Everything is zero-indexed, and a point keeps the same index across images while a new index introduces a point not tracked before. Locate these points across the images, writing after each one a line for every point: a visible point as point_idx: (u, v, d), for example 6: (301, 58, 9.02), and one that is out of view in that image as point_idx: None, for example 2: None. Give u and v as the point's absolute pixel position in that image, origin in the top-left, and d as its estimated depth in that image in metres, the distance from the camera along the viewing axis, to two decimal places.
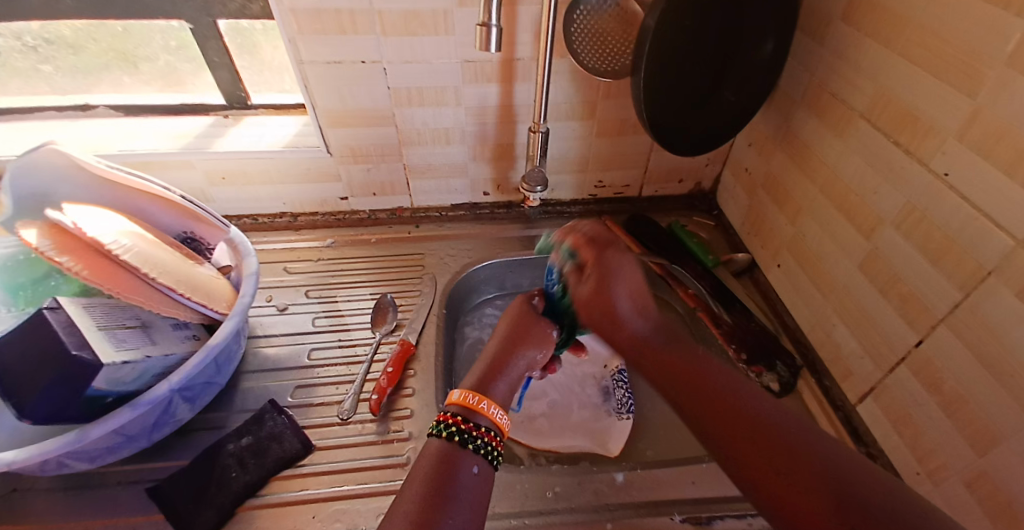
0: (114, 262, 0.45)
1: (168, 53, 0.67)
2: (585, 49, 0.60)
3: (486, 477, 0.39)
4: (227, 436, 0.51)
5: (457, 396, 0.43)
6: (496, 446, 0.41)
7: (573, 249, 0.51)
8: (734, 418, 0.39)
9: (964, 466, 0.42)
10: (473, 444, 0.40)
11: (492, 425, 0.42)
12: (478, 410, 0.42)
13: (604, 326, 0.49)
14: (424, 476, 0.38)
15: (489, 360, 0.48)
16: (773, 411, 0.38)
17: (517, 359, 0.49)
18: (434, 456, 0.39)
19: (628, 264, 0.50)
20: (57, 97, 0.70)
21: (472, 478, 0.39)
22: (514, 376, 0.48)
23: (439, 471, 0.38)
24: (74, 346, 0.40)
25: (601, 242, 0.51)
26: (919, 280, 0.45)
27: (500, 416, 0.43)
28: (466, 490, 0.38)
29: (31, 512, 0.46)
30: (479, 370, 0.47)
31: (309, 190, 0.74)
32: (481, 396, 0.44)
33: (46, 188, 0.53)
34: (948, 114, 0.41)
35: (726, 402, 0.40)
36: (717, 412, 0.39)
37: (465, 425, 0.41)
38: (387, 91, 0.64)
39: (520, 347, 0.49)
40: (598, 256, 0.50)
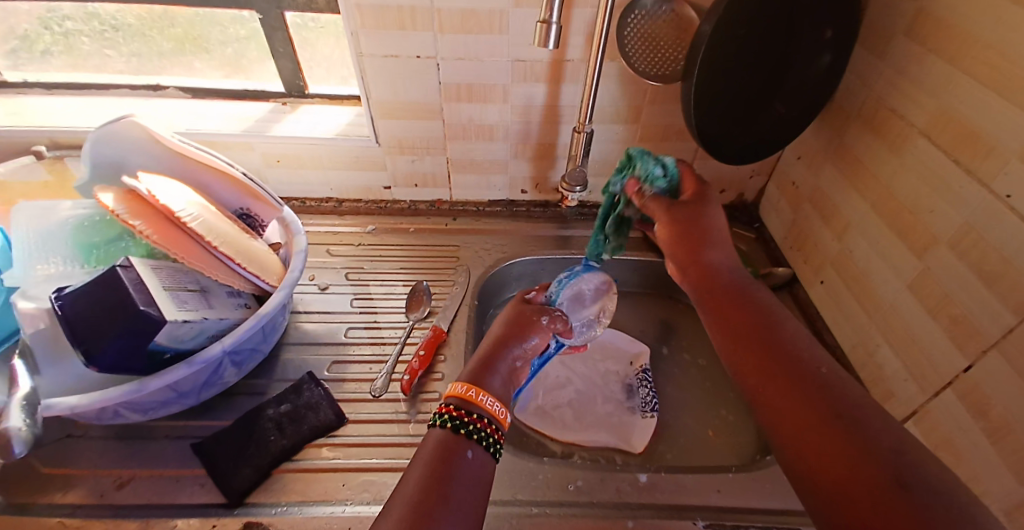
0: (182, 229, 0.49)
1: (238, 42, 0.71)
2: (636, 52, 0.60)
3: (489, 467, 0.40)
4: (267, 401, 0.53)
5: (457, 389, 0.43)
6: (497, 439, 0.41)
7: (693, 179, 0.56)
8: (784, 370, 0.39)
9: (1005, 495, 0.41)
10: (476, 434, 0.40)
11: (491, 416, 0.42)
12: (477, 401, 0.42)
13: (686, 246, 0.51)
14: (426, 466, 0.38)
15: (481, 358, 0.48)
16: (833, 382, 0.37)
17: (515, 351, 0.49)
18: (433, 447, 0.39)
19: (717, 214, 0.53)
20: (131, 77, 0.75)
21: (476, 466, 0.39)
22: (513, 367, 0.48)
23: (442, 460, 0.38)
24: (143, 302, 0.43)
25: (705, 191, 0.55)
26: (971, 303, 0.44)
27: (493, 405, 0.43)
28: (470, 480, 0.38)
29: (83, 455, 0.49)
30: (473, 365, 0.47)
31: (355, 177, 0.77)
32: (477, 388, 0.44)
33: (122, 157, 0.58)
34: (1012, 135, 0.40)
35: (792, 376, 0.39)
36: (775, 372, 0.40)
37: (465, 416, 0.41)
38: (438, 86, 0.66)
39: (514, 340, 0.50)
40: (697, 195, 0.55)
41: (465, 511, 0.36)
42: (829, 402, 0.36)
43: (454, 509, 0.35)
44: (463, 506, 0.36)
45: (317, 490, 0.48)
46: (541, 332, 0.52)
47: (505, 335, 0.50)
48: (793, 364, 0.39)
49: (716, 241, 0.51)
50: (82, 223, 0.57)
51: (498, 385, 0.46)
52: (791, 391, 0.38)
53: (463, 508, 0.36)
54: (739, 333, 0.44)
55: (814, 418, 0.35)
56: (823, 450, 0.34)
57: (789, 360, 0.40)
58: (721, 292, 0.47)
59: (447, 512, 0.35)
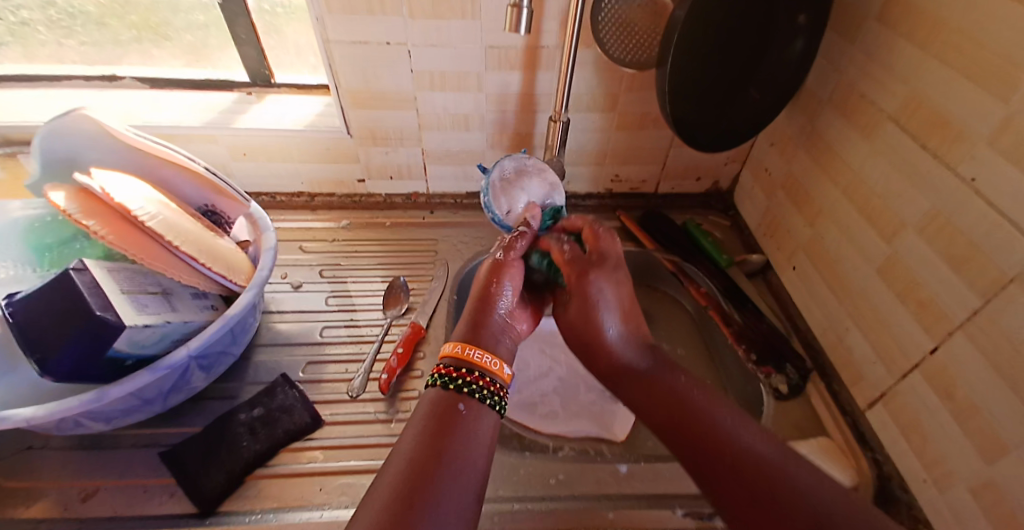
0: (139, 228, 0.47)
1: (197, 28, 0.68)
2: (611, 39, 0.59)
3: (489, 419, 0.39)
4: (239, 406, 0.52)
5: (450, 348, 0.42)
6: (494, 391, 0.40)
7: (562, 259, 0.50)
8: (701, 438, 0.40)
9: (971, 473, 0.42)
10: (467, 389, 0.39)
11: (485, 370, 0.41)
12: (467, 357, 0.41)
13: (592, 349, 0.49)
14: (422, 425, 0.38)
15: (470, 318, 0.46)
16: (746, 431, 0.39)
17: (498, 303, 0.47)
18: (430, 404, 0.39)
19: (611, 278, 0.49)
20: (85, 67, 0.71)
21: (475, 419, 0.39)
22: (503, 323, 0.47)
23: (438, 417, 0.38)
24: (99, 307, 0.41)
25: (579, 257, 0.49)
26: (939, 286, 0.45)
27: (485, 359, 0.41)
28: (469, 433, 0.38)
29: (44, 468, 0.47)
30: (464, 328, 0.45)
31: (326, 170, 0.74)
32: (469, 345, 0.43)
33: (75, 153, 0.55)
34: (980, 119, 0.41)
35: (704, 432, 0.40)
36: (698, 442, 0.40)
37: (455, 372, 0.40)
38: (411, 74, 0.64)
39: (494, 300, 0.47)
40: (577, 275, 0.48)
41: (464, 466, 0.36)
42: (683, 426, 0.41)
43: (452, 467, 0.36)
44: (464, 461, 0.36)
45: (292, 495, 0.47)
46: (511, 270, 0.49)
47: (481, 287, 0.48)
48: (657, 393, 0.45)
49: (609, 300, 0.48)
50: (33, 224, 0.54)
51: (495, 345, 0.45)
52: (705, 458, 0.39)
53: (464, 466, 0.36)
54: (648, 397, 0.45)
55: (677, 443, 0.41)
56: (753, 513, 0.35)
57: (713, 427, 0.40)
58: (637, 382, 0.46)
59: (444, 470, 0.35)
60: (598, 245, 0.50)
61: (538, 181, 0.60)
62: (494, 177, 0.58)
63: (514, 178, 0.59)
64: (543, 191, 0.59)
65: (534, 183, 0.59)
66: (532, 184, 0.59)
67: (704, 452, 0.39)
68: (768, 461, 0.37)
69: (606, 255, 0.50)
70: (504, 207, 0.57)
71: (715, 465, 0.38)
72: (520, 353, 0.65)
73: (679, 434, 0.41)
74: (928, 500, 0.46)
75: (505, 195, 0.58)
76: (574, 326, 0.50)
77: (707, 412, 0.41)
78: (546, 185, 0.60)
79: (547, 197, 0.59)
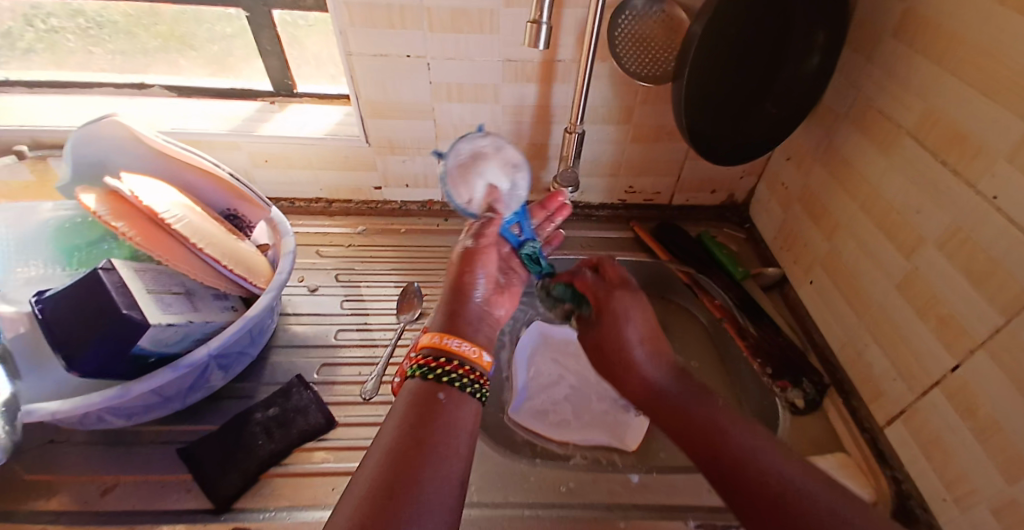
0: (166, 231, 0.48)
1: (224, 39, 0.70)
2: (628, 55, 0.61)
3: (470, 406, 0.40)
4: (255, 405, 0.53)
5: (427, 339, 0.43)
6: (474, 379, 0.41)
7: (585, 284, 0.56)
8: (729, 458, 0.39)
9: (995, 493, 0.41)
10: (449, 378, 0.40)
11: (464, 358, 0.41)
12: (445, 346, 0.42)
13: (619, 368, 0.51)
14: (403, 416, 0.38)
15: (445, 308, 0.48)
16: (769, 453, 0.39)
17: (472, 290, 0.49)
18: (411, 394, 0.40)
19: (634, 297, 0.53)
20: (116, 75, 0.73)
21: (455, 408, 0.39)
22: (480, 311, 0.49)
23: (419, 406, 0.38)
24: (125, 306, 0.42)
25: (602, 282, 0.55)
26: (959, 302, 0.44)
27: (462, 347, 0.42)
28: (451, 422, 0.38)
29: (64, 463, 0.48)
30: (439, 318, 0.47)
31: (344, 177, 0.76)
32: (448, 335, 0.44)
33: (106, 157, 0.57)
34: (998, 135, 0.41)
35: (729, 454, 0.40)
36: (720, 462, 0.40)
37: (434, 363, 0.41)
38: (429, 85, 0.65)
39: (470, 291, 0.49)
40: (601, 298, 0.54)
41: (446, 453, 0.36)
42: (704, 445, 0.41)
43: (434, 454, 0.35)
44: (446, 449, 0.36)
45: (305, 494, 0.47)
46: (481, 258, 0.51)
47: (455, 276, 0.50)
48: (681, 413, 0.45)
49: (632, 320, 0.52)
50: (63, 225, 0.56)
51: (474, 332, 0.46)
52: (728, 480, 0.39)
53: (447, 454, 0.36)
54: (676, 417, 0.45)
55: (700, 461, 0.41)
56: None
57: (738, 449, 0.40)
58: (662, 402, 0.47)
59: (428, 456, 0.35)
60: (623, 273, 0.55)
61: (498, 160, 0.55)
62: (451, 162, 0.51)
63: (472, 161, 0.53)
64: (504, 172, 0.55)
65: (493, 164, 0.54)
66: (491, 167, 0.54)
67: (727, 471, 0.39)
68: (786, 482, 0.36)
69: (625, 279, 0.55)
70: (464, 196, 0.53)
71: (739, 487, 0.38)
72: (532, 361, 0.65)
73: (705, 455, 0.41)
74: (950, 520, 0.45)
75: (464, 184, 0.52)
76: (602, 346, 0.52)
77: (732, 431, 0.41)
78: (505, 165, 0.55)
79: (508, 178, 0.55)
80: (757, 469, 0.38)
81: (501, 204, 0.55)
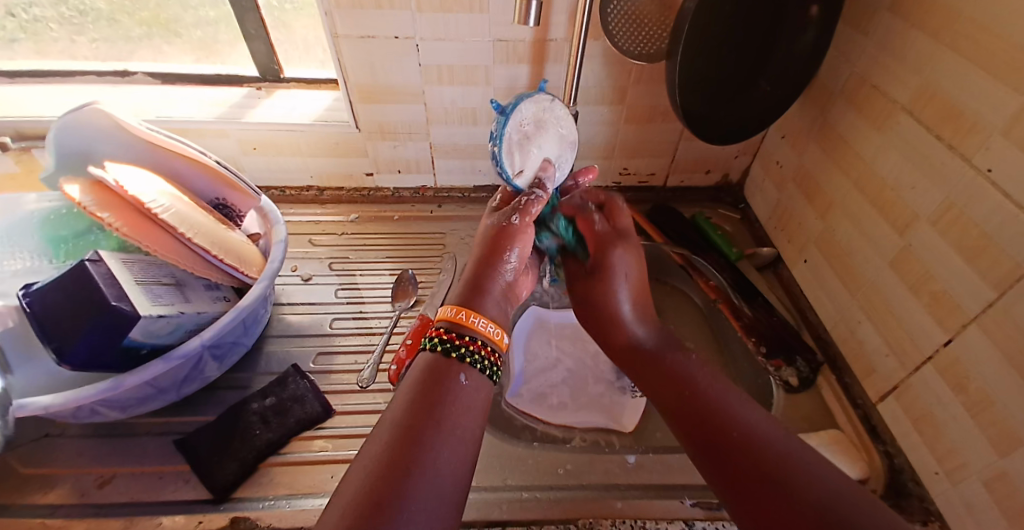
0: (153, 221, 0.47)
1: (207, 24, 0.68)
2: (621, 31, 0.59)
3: (484, 390, 0.40)
4: (250, 396, 0.52)
5: (446, 312, 0.42)
6: (491, 362, 0.41)
7: (588, 227, 0.55)
8: (707, 416, 0.41)
9: (984, 465, 0.42)
10: (468, 357, 0.40)
11: (485, 338, 0.41)
12: (469, 324, 0.41)
13: (605, 323, 0.53)
14: (414, 391, 0.38)
15: (471, 279, 0.46)
16: (753, 416, 0.40)
17: (504, 267, 0.48)
18: (422, 369, 0.39)
19: (632, 253, 0.53)
20: (98, 63, 0.72)
21: (470, 390, 0.39)
22: (505, 286, 0.47)
23: (433, 383, 0.38)
24: (114, 297, 0.42)
25: (603, 231, 0.55)
26: (952, 278, 0.44)
27: (486, 327, 0.42)
28: (463, 402, 0.38)
29: (61, 455, 0.48)
30: (461, 290, 0.45)
31: (335, 164, 0.75)
32: (471, 311, 0.43)
33: (88, 145, 0.55)
34: (994, 109, 0.40)
35: (709, 412, 0.41)
36: (697, 416, 0.42)
37: (456, 339, 0.40)
38: (419, 68, 0.64)
39: (499, 262, 0.48)
40: (600, 248, 0.54)
41: (457, 433, 0.36)
42: (693, 412, 0.42)
43: (444, 433, 0.35)
44: (456, 428, 0.36)
45: (304, 482, 0.47)
46: (519, 232, 0.49)
47: (488, 250, 0.48)
48: (673, 377, 0.46)
49: (625, 279, 0.53)
50: (49, 216, 0.55)
51: (494, 309, 0.45)
52: (703, 432, 0.41)
53: (458, 434, 0.36)
54: (654, 374, 0.48)
55: (685, 427, 0.42)
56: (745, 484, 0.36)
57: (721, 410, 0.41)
58: (643, 358, 0.49)
59: (438, 434, 0.35)
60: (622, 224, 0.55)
61: (553, 132, 0.55)
62: (513, 125, 0.52)
63: (532, 130, 0.53)
64: (557, 145, 0.56)
65: (548, 137, 0.55)
66: (548, 138, 0.55)
67: (715, 439, 0.40)
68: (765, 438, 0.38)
69: (627, 231, 0.55)
70: (517, 164, 0.53)
71: (714, 441, 0.40)
72: (527, 345, 0.65)
73: (685, 410, 0.43)
74: (940, 492, 0.46)
75: (521, 151, 0.52)
76: (590, 300, 0.54)
77: (709, 391, 0.43)
78: (558, 138, 0.56)
79: (559, 152, 0.56)
80: (747, 438, 0.39)
81: (554, 178, 0.56)
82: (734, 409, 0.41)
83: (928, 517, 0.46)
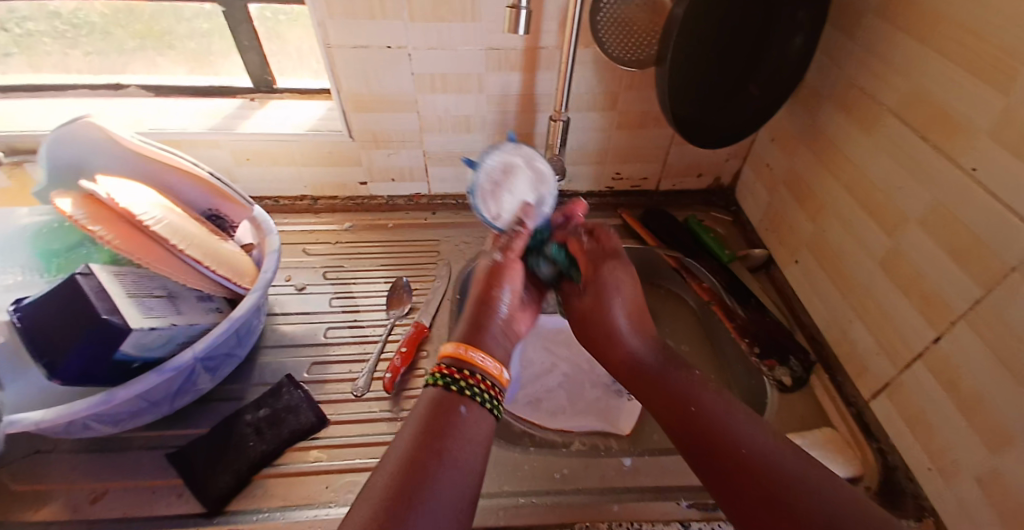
0: (145, 233, 0.47)
1: (201, 36, 0.68)
2: (610, 38, 0.60)
3: (486, 423, 0.39)
4: (245, 407, 0.52)
5: (449, 348, 0.42)
6: (492, 394, 0.41)
7: (581, 249, 0.57)
8: (709, 429, 0.41)
9: (978, 464, 0.42)
10: (469, 390, 0.40)
11: (486, 373, 0.41)
12: (469, 359, 0.42)
13: (602, 338, 0.52)
14: (418, 424, 0.38)
15: (469, 320, 0.46)
16: (753, 429, 0.40)
17: (498, 305, 0.48)
18: (430, 403, 0.39)
19: (625, 269, 0.55)
20: (91, 76, 0.72)
21: (472, 424, 0.38)
22: (504, 324, 0.47)
23: (436, 417, 0.38)
24: (105, 311, 0.42)
25: (594, 250, 0.56)
26: (941, 278, 0.45)
27: (486, 362, 0.42)
28: (466, 435, 0.38)
29: (53, 471, 0.48)
30: (462, 330, 0.45)
31: (329, 173, 0.75)
32: (471, 346, 0.43)
33: (80, 159, 0.55)
34: (978, 110, 0.41)
35: (711, 426, 0.41)
36: (698, 428, 0.41)
37: (457, 374, 0.40)
38: (411, 76, 0.64)
39: (496, 299, 0.48)
40: (594, 268, 0.55)
41: (461, 465, 0.36)
42: (686, 421, 0.42)
43: (446, 465, 0.35)
44: (460, 461, 0.36)
45: (298, 493, 0.47)
46: (510, 266, 0.51)
47: (483, 290, 0.49)
48: (672, 390, 0.45)
49: (620, 296, 0.53)
50: (40, 230, 0.55)
51: (497, 347, 0.45)
52: (707, 447, 0.40)
53: (461, 468, 0.36)
54: (652, 386, 0.47)
55: (681, 435, 0.42)
56: (755, 502, 0.36)
57: (722, 423, 0.41)
58: (642, 372, 0.48)
59: (441, 466, 0.35)
60: (613, 243, 0.57)
61: (526, 174, 0.57)
62: (481, 178, 0.55)
63: (502, 178, 0.56)
64: (531, 186, 0.57)
65: (521, 179, 0.57)
66: (519, 182, 0.57)
67: (713, 448, 0.40)
68: (771, 455, 0.38)
69: (617, 250, 0.56)
70: (492, 211, 0.55)
71: (718, 455, 0.39)
72: (523, 351, 0.65)
73: (686, 424, 0.42)
74: (935, 492, 0.46)
75: (494, 198, 0.55)
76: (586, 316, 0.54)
77: (708, 402, 0.43)
78: (534, 179, 0.58)
79: (536, 191, 0.58)
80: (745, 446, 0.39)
81: (536, 217, 0.57)
82: (727, 415, 0.41)
83: (923, 513, 0.46)
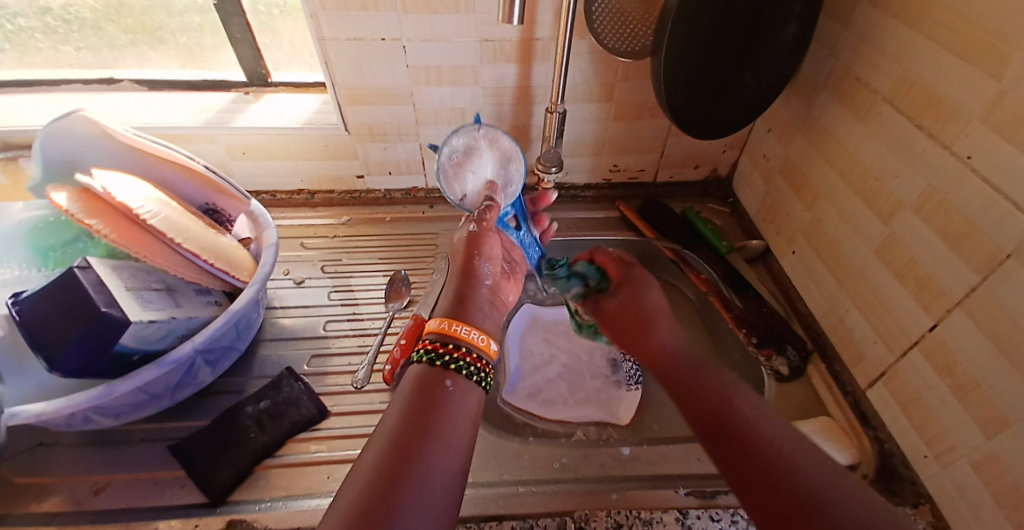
0: (141, 227, 0.47)
1: (192, 29, 0.68)
2: (606, 29, 0.59)
3: (475, 396, 0.40)
4: (246, 400, 0.52)
5: (434, 324, 0.44)
6: (479, 367, 0.42)
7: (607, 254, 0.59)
8: (732, 427, 0.39)
9: (973, 447, 0.42)
10: (454, 364, 0.40)
11: (471, 345, 0.42)
12: (454, 333, 0.43)
13: (636, 334, 0.51)
14: (406, 401, 0.38)
15: (454, 292, 0.49)
16: (771, 425, 0.38)
17: (481, 275, 0.51)
18: (414, 380, 0.40)
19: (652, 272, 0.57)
20: (83, 71, 0.71)
21: (459, 396, 0.39)
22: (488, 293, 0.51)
23: (424, 393, 0.39)
24: (104, 303, 0.42)
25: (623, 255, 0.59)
26: (935, 264, 0.45)
27: (471, 335, 0.43)
28: (455, 409, 0.38)
29: (54, 465, 0.48)
30: (446, 303, 0.48)
31: (325, 167, 0.74)
32: (455, 321, 0.44)
33: (76, 153, 0.55)
34: (971, 95, 0.41)
35: (736, 422, 0.39)
36: (728, 425, 0.39)
37: (442, 348, 0.41)
38: (406, 69, 0.64)
39: (478, 274, 0.51)
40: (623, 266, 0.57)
41: (450, 440, 0.36)
42: (705, 405, 0.41)
43: (436, 441, 0.36)
44: (449, 436, 0.36)
45: (300, 485, 0.47)
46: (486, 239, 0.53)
47: (463, 264, 0.52)
48: (708, 390, 0.42)
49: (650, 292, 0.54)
50: (36, 225, 0.54)
51: (483, 319, 0.47)
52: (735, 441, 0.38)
53: (450, 444, 0.36)
54: (688, 385, 0.44)
55: (697, 420, 0.41)
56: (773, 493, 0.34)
57: (742, 418, 0.39)
58: (678, 364, 0.47)
59: (430, 442, 0.35)
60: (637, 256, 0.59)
61: (491, 154, 0.58)
62: (444, 158, 0.55)
63: (465, 158, 0.56)
64: (496, 165, 0.58)
65: (485, 159, 0.57)
66: (482, 162, 0.57)
67: (727, 437, 0.38)
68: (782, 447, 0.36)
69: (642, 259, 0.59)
70: (459, 193, 0.57)
71: (742, 451, 0.37)
72: (523, 342, 0.66)
73: (717, 422, 0.39)
74: (931, 476, 0.46)
75: (459, 181, 0.56)
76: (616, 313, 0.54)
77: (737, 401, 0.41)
78: (499, 158, 0.58)
79: (502, 171, 0.59)
80: (757, 442, 0.37)
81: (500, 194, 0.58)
82: (750, 411, 0.40)
83: (919, 499, 0.47)
